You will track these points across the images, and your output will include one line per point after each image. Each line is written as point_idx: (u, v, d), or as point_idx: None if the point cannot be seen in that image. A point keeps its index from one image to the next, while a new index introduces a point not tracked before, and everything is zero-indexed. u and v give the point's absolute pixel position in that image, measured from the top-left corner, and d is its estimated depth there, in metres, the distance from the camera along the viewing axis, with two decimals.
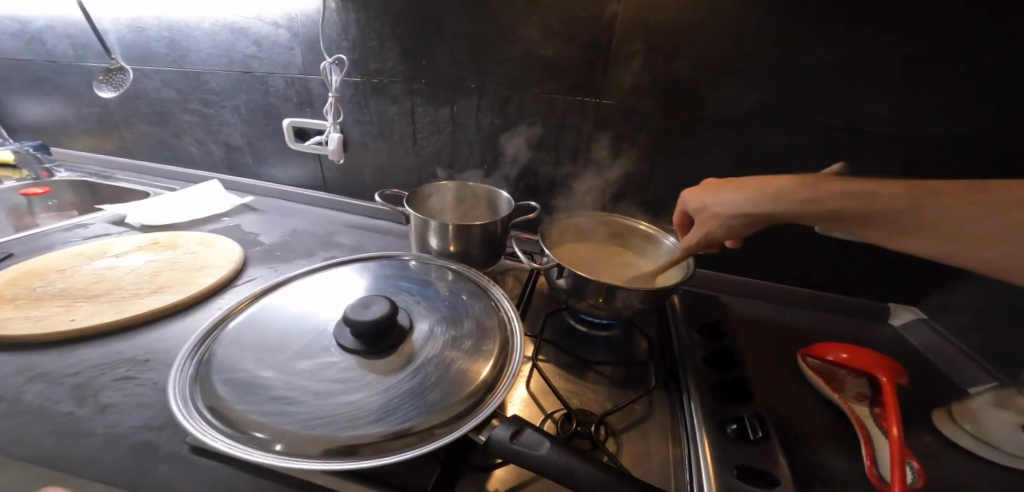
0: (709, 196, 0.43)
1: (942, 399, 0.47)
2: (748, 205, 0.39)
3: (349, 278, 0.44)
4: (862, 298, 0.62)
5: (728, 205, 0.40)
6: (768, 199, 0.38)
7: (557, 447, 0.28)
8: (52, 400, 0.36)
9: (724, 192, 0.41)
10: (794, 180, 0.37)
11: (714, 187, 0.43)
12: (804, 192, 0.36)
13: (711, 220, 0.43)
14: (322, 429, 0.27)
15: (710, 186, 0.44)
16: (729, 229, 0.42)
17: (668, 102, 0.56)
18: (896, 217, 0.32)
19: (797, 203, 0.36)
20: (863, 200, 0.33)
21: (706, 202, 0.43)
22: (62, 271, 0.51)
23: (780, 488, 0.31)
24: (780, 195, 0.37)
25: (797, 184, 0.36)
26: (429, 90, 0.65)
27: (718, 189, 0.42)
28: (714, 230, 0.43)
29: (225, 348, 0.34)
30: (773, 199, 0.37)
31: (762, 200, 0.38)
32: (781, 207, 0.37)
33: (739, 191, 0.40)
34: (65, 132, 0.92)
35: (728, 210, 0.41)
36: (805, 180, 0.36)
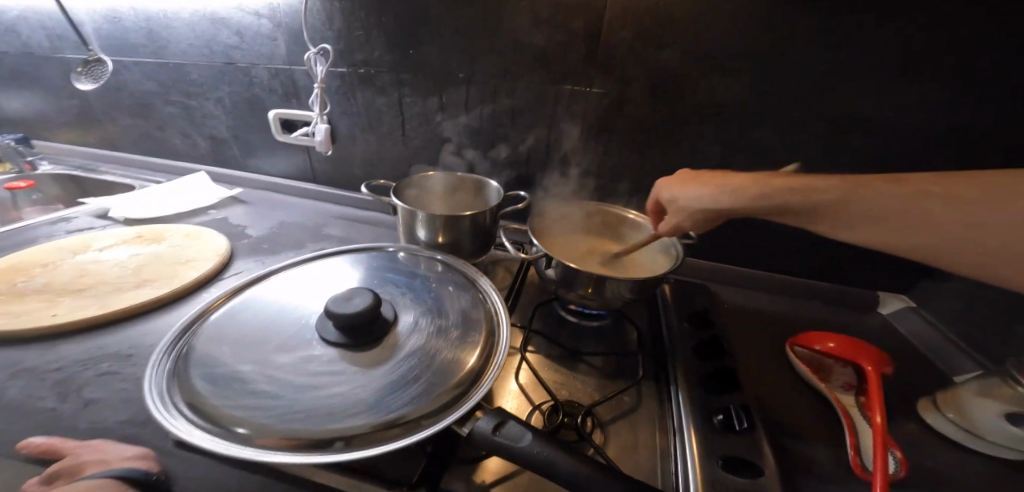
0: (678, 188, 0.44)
1: (929, 388, 0.48)
2: (710, 201, 0.40)
3: (332, 271, 0.43)
4: (859, 288, 0.62)
5: (697, 197, 0.41)
6: (729, 194, 0.38)
7: (539, 439, 0.28)
8: (34, 396, 0.35)
9: (693, 186, 0.42)
10: (757, 178, 0.37)
11: (683, 181, 0.44)
12: (757, 190, 0.36)
13: (678, 212, 0.44)
14: (302, 423, 0.27)
15: (682, 178, 0.44)
16: (693, 221, 0.43)
17: (660, 92, 0.55)
18: (852, 210, 0.32)
19: (750, 199, 0.37)
20: (811, 194, 0.33)
21: (678, 195, 0.43)
22: (45, 266, 0.50)
23: (764, 478, 0.31)
24: (736, 190, 0.38)
25: (753, 182, 0.37)
26: (417, 80, 0.64)
27: (691, 184, 0.42)
28: (681, 222, 0.44)
29: (204, 343, 0.33)
30: (731, 193, 0.38)
31: (726, 193, 0.38)
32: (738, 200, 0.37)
33: (703, 184, 0.41)
34: (46, 125, 0.90)
35: (697, 207, 0.41)
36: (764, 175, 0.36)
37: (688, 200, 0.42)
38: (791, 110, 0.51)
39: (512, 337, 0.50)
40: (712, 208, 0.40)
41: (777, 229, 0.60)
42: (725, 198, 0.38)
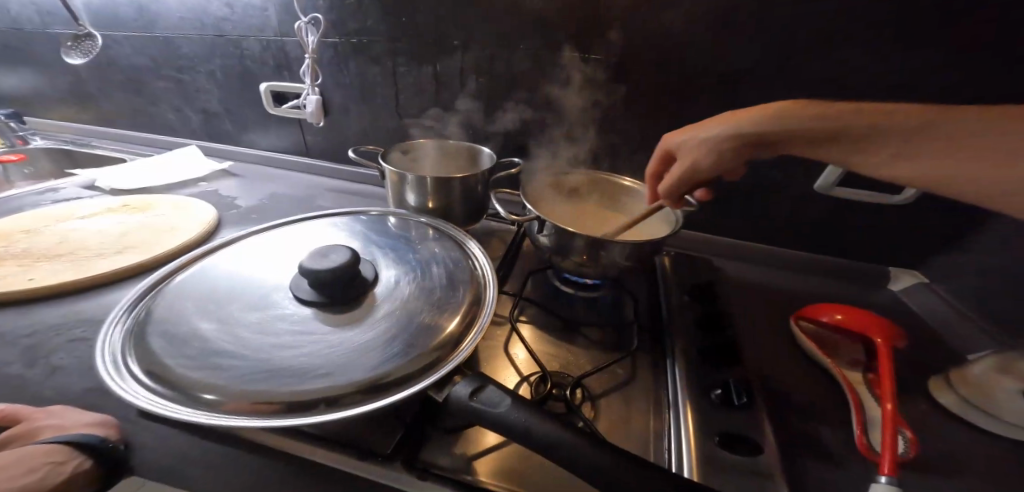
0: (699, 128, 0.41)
1: (938, 366, 0.46)
2: (731, 131, 0.38)
3: (307, 237, 0.41)
4: (866, 264, 0.59)
5: (718, 133, 0.39)
6: (752, 122, 0.36)
7: (519, 405, 0.25)
8: (1, 360, 0.34)
9: (716, 123, 0.40)
10: (807, 106, 0.34)
11: (707, 122, 0.42)
12: (785, 117, 0.34)
13: (694, 150, 0.41)
14: (262, 385, 0.25)
15: (701, 122, 0.42)
16: (713, 158, 0.40)
17: (663, 58, 0.52)
18: (877, 136, 0.29)
19: (775, 123, 0.35)
20: (842, 121, 0.31)
21: (694, 135, 0.42)
22: (26, 232, 0.49)
23: (763, 457, 0.29)
24: (759, 117, 0.36)
25: (781, 110, 0.35)
26: (410, 49, 0.61)
27: (715, 121, 0.40)
28: (697, 162, 0.41)
29: (167, 305, 0.31)
30: (756, 121, 0.36)
31: (747, 124, 0.37)
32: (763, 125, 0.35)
33: (730, 118, 0.39)
34: (39, 101, 0.89)
35: (715, 141, 0.39)
36: (799, 103, 0.35)
37: (708, 132, 0.40)
38: (797, 75, 0.49)
39: (502, 305, 0.49)
40: (731, 137, 0.38)
41: (780, 202, 0.58)
42: (747, 127, 0.37)
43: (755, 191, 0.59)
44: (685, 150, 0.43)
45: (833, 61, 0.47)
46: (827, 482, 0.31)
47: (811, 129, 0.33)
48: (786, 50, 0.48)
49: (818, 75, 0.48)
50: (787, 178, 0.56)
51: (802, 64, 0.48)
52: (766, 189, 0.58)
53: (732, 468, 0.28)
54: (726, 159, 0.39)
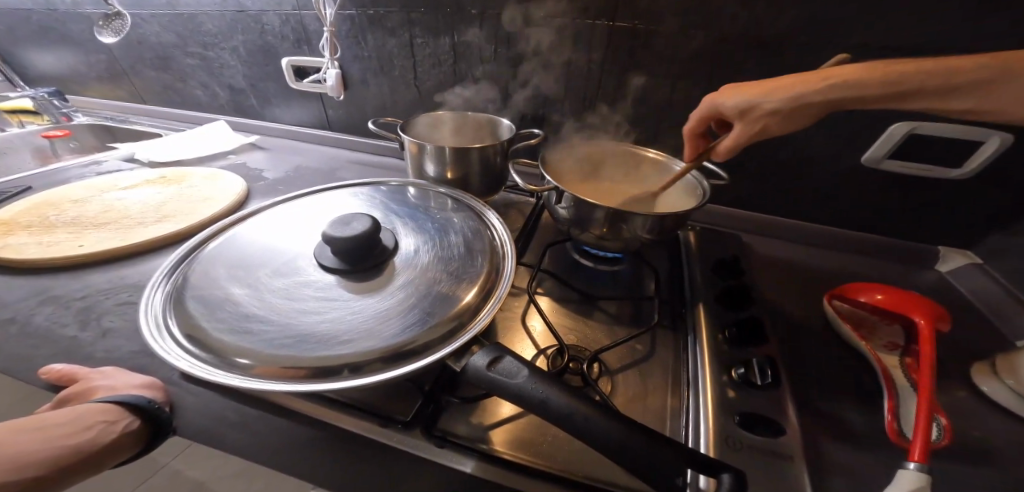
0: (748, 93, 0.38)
1: (982, 350, 0.43)
2: (805, 99, 0.34)
3: (329, 206, 0.42)
4: (908, 242, 0.56)
5: (788, 98, 0.35)
6: (831, 87, 0.33)
7: (534, 376, 0.25)
8: (59, 323, 0.37)
9: (776, 86, 0.36)
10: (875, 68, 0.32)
11: (739, 85, 0.39)
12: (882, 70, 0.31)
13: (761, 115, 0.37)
14: (289, 350, 0.27)
15: (741, 82, 0.39)
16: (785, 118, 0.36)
17: (697, 20, 0.48)
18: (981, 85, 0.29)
19: (870, 79, 0.31)
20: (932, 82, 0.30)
21: (734, 96, 0.39)
22: (76, 201, 0.52)
23: (785, 439, 0.28)
24: (860, 77, 0.32)
25: (869, 69, 0.32)
26: (428, 18, 0.59)
27: (739, 88, 0.39)
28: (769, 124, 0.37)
29: (200, 272, 0.33)
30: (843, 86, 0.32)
31: (836, 86, 0.33)
32: (848, 86, 0.32)
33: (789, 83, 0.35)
34: (80, 81, 0.93)
35: (785, 110, 0.35)
36: (870, 66, 0.32)
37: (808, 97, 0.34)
38: (851, 37, 0.44)
39: (520, 277, 0.49)
40: (797, 101, 0.34)
41: (818, 175, 0.55)
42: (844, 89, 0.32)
43: (790, 164, 0.55)
44: (749, 117, 0.38)
45: (892, 20, 0.42)
46: (849, 465, 0.30)
47: (898, 91, 0.31)
48: (842, 6, 0.43)
49: (871, 39, 0.44)
50: (828, 151, 0.52)
51: (857, 21, 0.43)
52: (802, 162, 0.54)
53: (749, 448, 0.28)
54: (785, 121, 0.36)
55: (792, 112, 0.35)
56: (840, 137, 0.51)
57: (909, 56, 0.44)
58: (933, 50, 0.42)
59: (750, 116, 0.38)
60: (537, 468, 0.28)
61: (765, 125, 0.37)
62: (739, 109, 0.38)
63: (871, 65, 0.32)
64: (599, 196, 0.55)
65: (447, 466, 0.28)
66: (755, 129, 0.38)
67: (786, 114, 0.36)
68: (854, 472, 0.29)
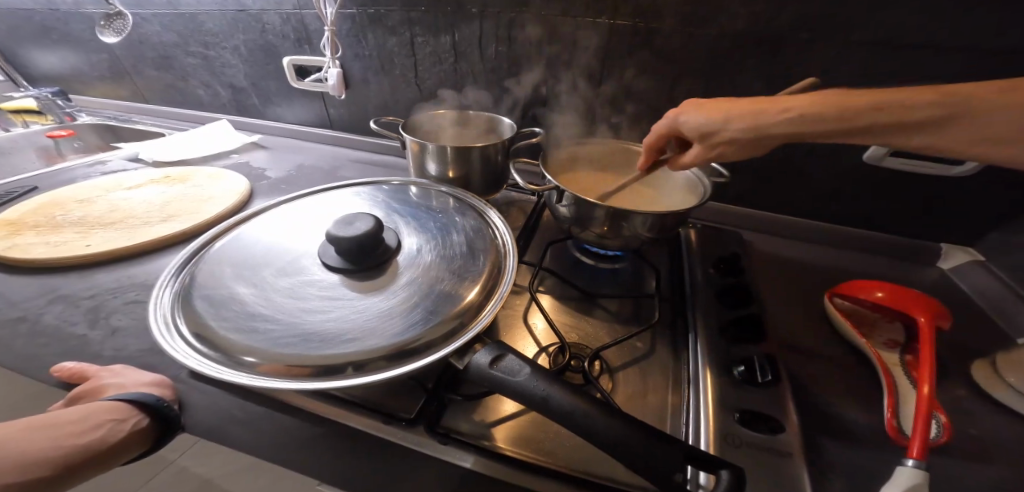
0: (703, 115, 0.38)
1: (983, 348, 0.43)
2: (764, 131, 0.34)
3: (333, 205, 0.43)
4: (910, 239, 0.56)
5: (742, 129, 0.35)
6: (789, 118, 0.33)
7: (536, 374, 0.25)
8: (69, 321, 0.37)
9: (734, 113, 0.35)
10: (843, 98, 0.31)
11: (701, 104, 0.39)
12: (836, 107, 0.31)
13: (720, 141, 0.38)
14: (294, 348, 0.27)
15: (704, 100, 0.39)
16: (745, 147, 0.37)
17: (698, 18, 0.48)
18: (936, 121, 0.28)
19: (820, 116, 0.31)
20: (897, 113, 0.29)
21: (695, 119, 0.38)
22: (82, 201, 0.53)
23: (785, 436, 0.28)
24: (814, 112, 0.31)
25: (819, 101, 0.31)
26: (429, 17, 0.59)
27: (702, 108, 0.38)
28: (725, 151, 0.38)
29: (206, 271, 0.33)
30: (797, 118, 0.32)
31: (792, 119, 0.32)
32: (804, 121, 0.32)
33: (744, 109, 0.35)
34: (83, 81, 0.94)
35: (745, 140, 0.36)
36: (826, 96, 0.32)
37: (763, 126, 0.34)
38: (853, 35, 0.44)
39: (522, 275, 0.49)
40: (753, 132, 0.35)
41: (821, 172, 0.54)
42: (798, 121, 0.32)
43: (792, 162, 0.55)
44: (710, 141, 0.38)
45: (895, 17, 0.42)
46: (849, 462, 0.30)
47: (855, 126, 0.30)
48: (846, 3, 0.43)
49: (872, 36, 0.44)
50: (830, 148, 0.52)
51: (863, 19, 0.43)
52: (803, 160, 0.54)
53: (750, 445, 0.28)
54: (742, 147, 0.37)
55: (752, 141, 0.36)
56: None
57: (910, 54, 0.43)
58: (934, 48, 0.42)
59: (709, 141, 0.38)
60: (539, 465, 0.28)
61: (723, 151, 0.38)
62: (699, 132, 0.38)
63: (829, 96, 0.32)
64: (603, 193, 0.55)
65: (452, 463, 0.29)
66: (712, 152, 0.39)
67: (743, 142, 0.36)
68: (852, 469, 0.30)
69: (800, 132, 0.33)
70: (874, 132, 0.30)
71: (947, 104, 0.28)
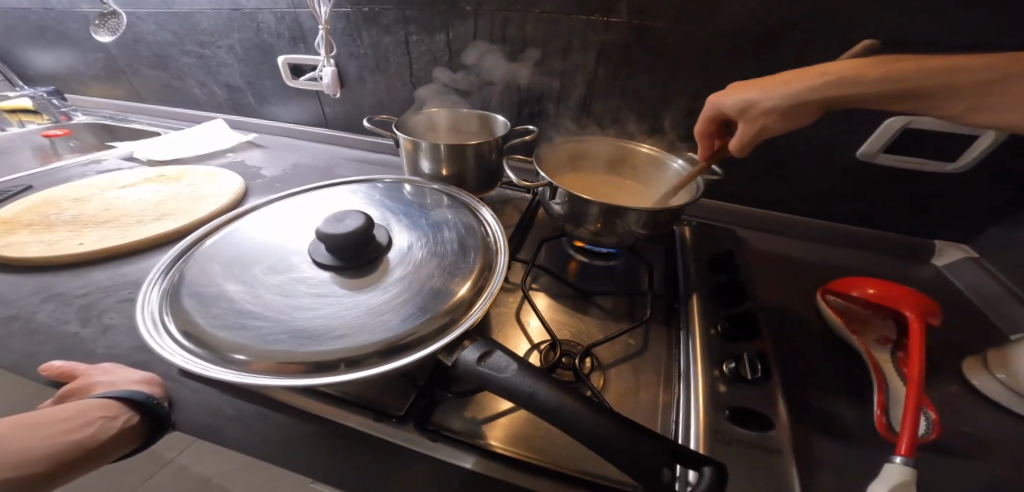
0: (748, 92, 0.38)
1: (975, 345, 0.43)
2: (801, 97, 0.34)
3: (324, 203, 0.43)
4: (904, 236, 0.56)
5: (778, 98, 0.35)
6: (825, 84, 0.32)
7: (523, 370, 0.26)
8: (61, 320, 0.37)
9: (777, 86, 0.36)
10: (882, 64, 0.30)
11: (742, 83, 0.40)
12: (878, 68, 0.30)
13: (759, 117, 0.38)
14: (282, 345, 0.27)
15: (746, 81, 0.40)
16: (783, 119, 0.36)
17: (691, 16, 0.48)
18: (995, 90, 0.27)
19: (863, 78, 0.30)
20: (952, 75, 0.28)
21: (735, 97, 0.39)
22: (76, 200, 0.53)
23: (774, 433, 0.28)
24: (853, 78, 0.31)
25: (864, 67, 0.30)
26: (423, 15, 0.59)
27: (742, 88, 0.40)
28: (767, 125, 0.38)
29: (195, 269, 0.33)
30: (831, 86, 0.32)
31: (831, 84, 0.32)
32: (851, 84, 0.31)
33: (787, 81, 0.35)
34: (79, 80, 0.94)
35: (782, 108, 0.35)
36: (874, 61, 0.31)
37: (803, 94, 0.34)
38: (846, 32, 0.44)
39: (515, 273, 0.49)
40: (794, 100, 0.35)
41: (815, 169, 0.54)
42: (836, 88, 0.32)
43: (786, 160, 0.55)
44: (748, 115, 0.39)
45: (888, 14, 0.42)
46: (838, 459, 0.30)
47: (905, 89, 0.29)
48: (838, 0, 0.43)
49: (865, 33, 0.44)
50: (823, 145, 0.52)
51: (855, 16, 0.43)
52: (797, 157, 0.54)
53: (738, 442, 0.28)
54: (787, 119, 0.36)
55: (791, 111, 0.35)
56: (835, 131, 0.50)
57: (903, 51, 0.43)
58: (926, 45, 0.42)
59: (750, 114, 0.39)
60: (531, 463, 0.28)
61: (764, 124, 0.38)
62: (738, 107, 0.39)
63: (875, 61, 0.31)
64: (597, 191, 0.55)
65: (447, 462, 0.29)
66: (755, 127, 0.39)
67: (782, 113, 0.36)
68: (841, 466, 0.30)
69: (843, 95, 0.32)
70: (925, 96, 0.29)
71: (1014, 62, 0.26)
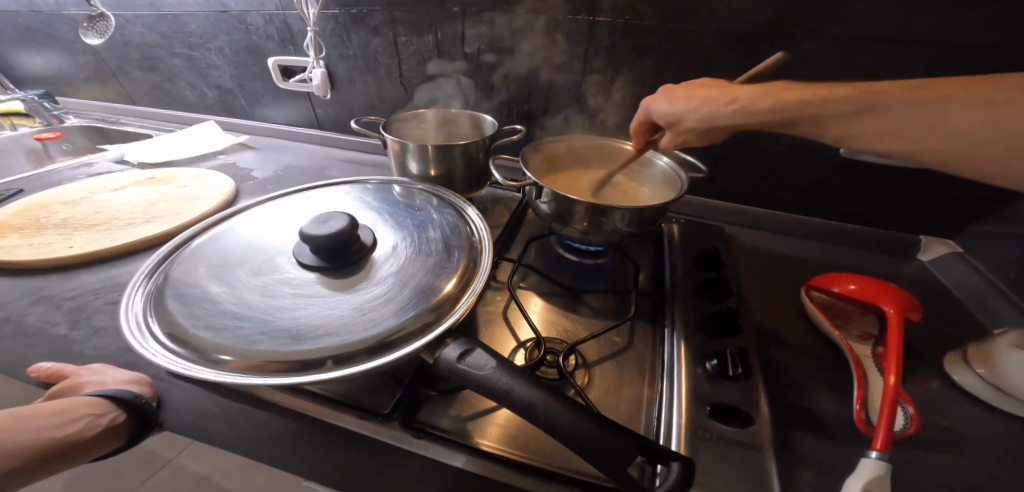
0: (667, 104, 0.40)
1: (957, 340, 0.44)
2: (712, 119, 0.36)
3: (311, 204, 0.43)
4: (891, 232, 0.56)
5: (702, 116, 0.37)
6: (735, 107, 0.34)
7: (501, 368, 0.26)
8: (51, 322, 0.38)
9: (695, 103, 0.37)
10: (803, 89, 0.31)
11: (669, 92, 0.41)
12: (776, 97, 0.31)
13: (683, 131, 0.40)
14: (264, 345, 0.27)
15: (675, 88, 0.41)
16: (701, 135, 0.39)
17: (675, 15, 0.49)
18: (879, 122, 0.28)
19: (761, 103, 0.32)
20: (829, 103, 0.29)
21: (660, 107, 0.41)
22: (67, 203, 0.53)
23: (753, 428, 0.29)
24: (758, 105, 0.32)
25: (764, 93, 0.32)
26: (410, 16, 0.59)
27: (670, 96, 0.40)
28: (690, 139, 0.40)
29: (179, 272, 0.34)
30: (735, 108, 0.34)
31: (740, 109, 0.34)
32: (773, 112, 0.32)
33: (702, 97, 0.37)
34: (71, 83, 0.94)
35: (701, 126, 0.37)
36: (770, 86, 0.33)
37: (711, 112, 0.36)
38: (827, 31, 0.44)
39: (503, 271, 0.49)
40: (710, 121, 0.36)
41: (801, 166, 0.55)
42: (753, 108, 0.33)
43: (772, 158, 0.56)
44: (676, 127, 0.40)
45: (866, 13, 0.42)
46: (817, 453, 0.31)
47: (786, 119, 0.31)
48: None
49: (845, 31, 0.44)
50: (808, 143, 0.52)
51: (837, 15, 0.43)
52: (784, 155, 0.55)
53: (717, 438, 0.29)
54: (704, 135, 0.39)
55: (705, 129, 0.37)
56: None
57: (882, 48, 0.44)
58: (905, 42, 0.43)
59: (675, 128, 0.41)
60: (522, 462, 0.29)
61: (688, 137, 0.40)
62: (667, 119, 0.40)
63: (770, 88, 0.32)
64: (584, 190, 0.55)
65: (442, 463, 0.29)
66: (680, 139, 0.41)
67: (701, 131, 0.38)
68: (820, 460, 0.30)
69: (748, 121, 0.33)
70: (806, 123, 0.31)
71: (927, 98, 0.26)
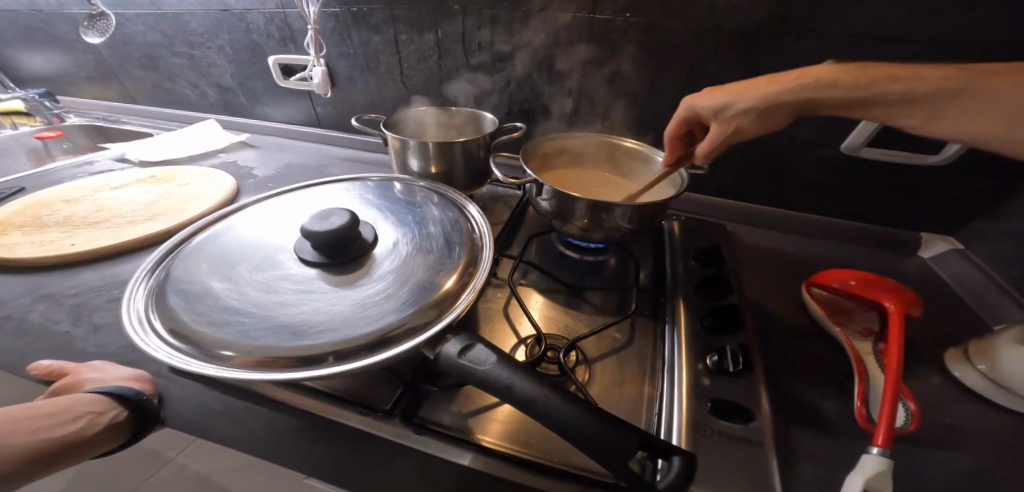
0: (723, 94, 0.39)
1: (958, 336, 0.44)
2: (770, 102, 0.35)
3: (311, 202, 0.43)
4: (892, 229, 0.56)
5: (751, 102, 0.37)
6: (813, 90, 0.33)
7: (502, 363, 0.26)
8: (53, 319, 0.38)
9: (747, 90, 0.37)
10: (865, 68, 0.31)
11: (716, 86, 0.40)
12: (825, 80, 0.32)
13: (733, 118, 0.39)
14: (265, 341, 0.27)
15: (723, 83, 0.40)
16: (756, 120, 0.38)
17: (675, 12, 0.48)
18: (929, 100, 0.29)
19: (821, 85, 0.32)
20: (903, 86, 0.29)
21: (710, 99, 0.40)
22: (68, 201, 0.53)
23: (754, 424, 0.29)
24: (831, 81, 0.32)
25: (850, 73, 0.31)
26: (411, 14, 0.59)
27: (716, 90, 0.40)
28: (742, 125, 0.38)
29: (180, 268, 0.34)
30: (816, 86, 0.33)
31: (813, 86, 0.33)
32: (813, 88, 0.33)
33: (751, 86, 0.37)
34: (72, 82, 0.94)
35: (757, 110, 0.37)
36: (855, 66, 0.32)
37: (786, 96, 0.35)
38: (826, 27, 0.44)
39: (504, 268, 0.49)
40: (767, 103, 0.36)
41: (802, 164, 0.55)
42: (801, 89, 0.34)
43: (773, 155, 0.55)
44: (724, 116, 0.39)
45: (866, 9, 0.42)
46: (818, 450, 0.31)
47: (858, 99, 0.31)
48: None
49: (846, 28, 0.44)
50: (809, 140, 0.52)
51: (838, 12, 0.43)
52: (784, 152, 0.55)
53: (718, 434, 0.29)
54: (770, 120, 0.37)
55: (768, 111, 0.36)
56: (820, 125, 0.51)
57: (882, 45, 0.44)
58: (904, 39, 0.43)
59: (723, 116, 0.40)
60: (527, 459, 0.29)
61: (739, 126, 0.39)
62: (711, 111, 0.40)
63: (857, 67, 0.32)
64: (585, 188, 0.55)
65: (444, 458, 0.29)
66: (730, 129, 0.39)
67: (756, 113, 0.37)
68: (821, 456, 0.30)
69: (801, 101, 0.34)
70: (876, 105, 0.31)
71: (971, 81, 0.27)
